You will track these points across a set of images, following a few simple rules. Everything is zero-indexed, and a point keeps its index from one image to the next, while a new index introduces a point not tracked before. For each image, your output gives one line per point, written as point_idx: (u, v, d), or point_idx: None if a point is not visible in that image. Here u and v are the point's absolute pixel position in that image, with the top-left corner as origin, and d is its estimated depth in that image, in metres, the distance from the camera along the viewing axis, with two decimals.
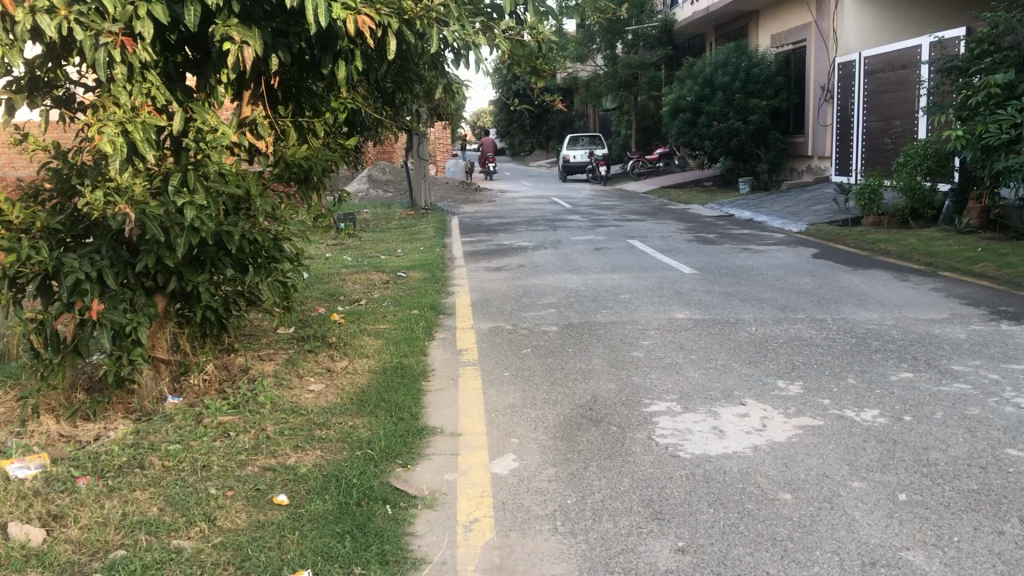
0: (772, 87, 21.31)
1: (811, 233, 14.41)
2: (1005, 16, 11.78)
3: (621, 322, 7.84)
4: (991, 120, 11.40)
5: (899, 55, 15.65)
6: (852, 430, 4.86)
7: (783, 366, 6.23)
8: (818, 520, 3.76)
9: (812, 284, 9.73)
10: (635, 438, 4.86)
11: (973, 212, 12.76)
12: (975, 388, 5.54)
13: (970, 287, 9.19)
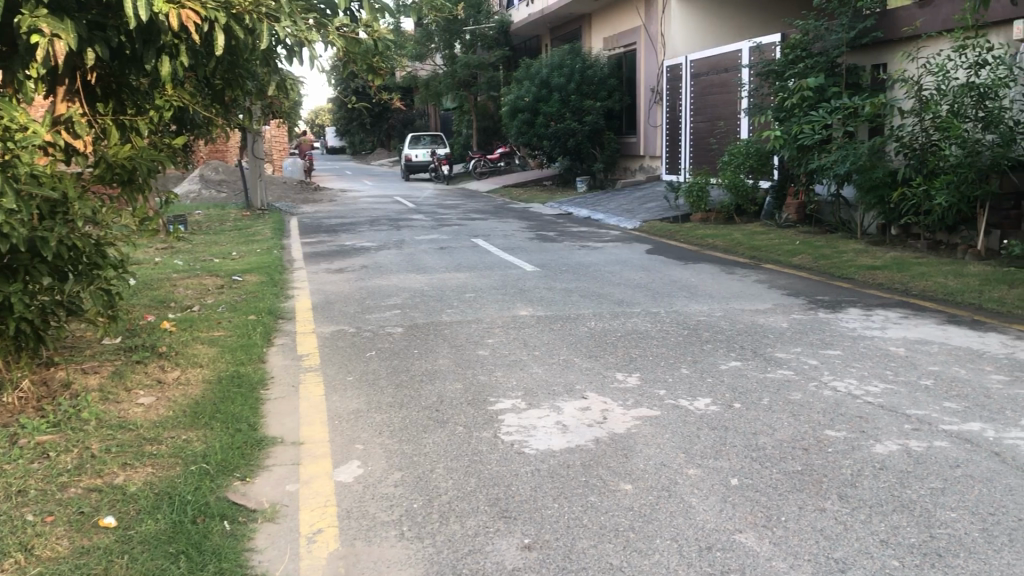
0: (606, 88, 21.93)
1: (645, 229, 14.94)
2: (815, 24, 12.65)
3: (464, 321, 7.86)
4: (806, 121, 12.19)
5: (721, 59, 16.45)
6: (686, 419, 5.05)
7: (622, 359, 6.41)
8: (658, 508, 3.88)
9: (648, 278, 10.08)
10: (481, 436, 4.87)
11: (791, 208, 13.56)
12: (797, 374, 5.90)
13: (790, 278, 9.77)
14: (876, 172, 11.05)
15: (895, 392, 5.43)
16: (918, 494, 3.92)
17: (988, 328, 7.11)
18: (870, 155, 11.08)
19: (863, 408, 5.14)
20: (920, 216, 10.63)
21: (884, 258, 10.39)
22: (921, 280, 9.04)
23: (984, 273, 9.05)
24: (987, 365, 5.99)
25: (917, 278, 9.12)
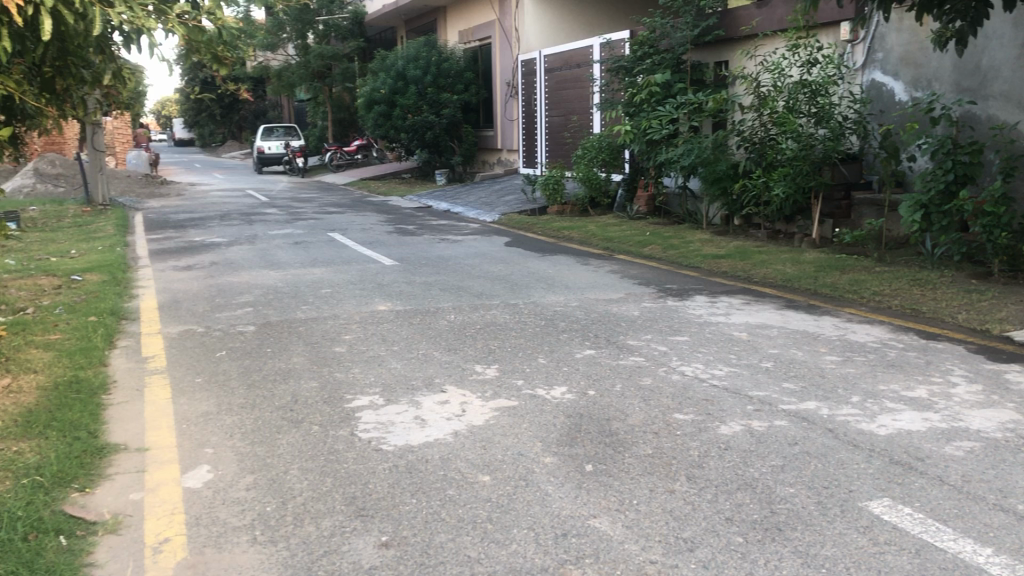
0: (461, 82, 21.97)
1: (503, 222, 15.06)
2: (661, 22, 13.10)
3: (321, 318, 7.70)
4: (653, 116, 12.57)
5: (573, 55, 16.76)
6: (543, 408, 5.13)
7: (480, 351, 6.44)
8: (516, 498, 3.92)
9: (506, 270, 10.17)
10: (337, 435, 4.79)
11: (642, 200, 13.99)
12: (648, 360, 6.09)
13: (642, 268, 10.07)
14: (720, 165, 11.55)
15: (739, 374, 5.69)
16: (760, 472, 4.12)
17: (823, 311, 7.55)
18: (714, 149, 11.56)
19: (709, 391, 5.36)
20: (761, 207, 11.16)
21: (728, 247, 10.87)
22: (762, 267, 9.50)
23: (818, 260, 9.59)
24: (822, 347, 6.37)
25: (758, 266, 9.57)
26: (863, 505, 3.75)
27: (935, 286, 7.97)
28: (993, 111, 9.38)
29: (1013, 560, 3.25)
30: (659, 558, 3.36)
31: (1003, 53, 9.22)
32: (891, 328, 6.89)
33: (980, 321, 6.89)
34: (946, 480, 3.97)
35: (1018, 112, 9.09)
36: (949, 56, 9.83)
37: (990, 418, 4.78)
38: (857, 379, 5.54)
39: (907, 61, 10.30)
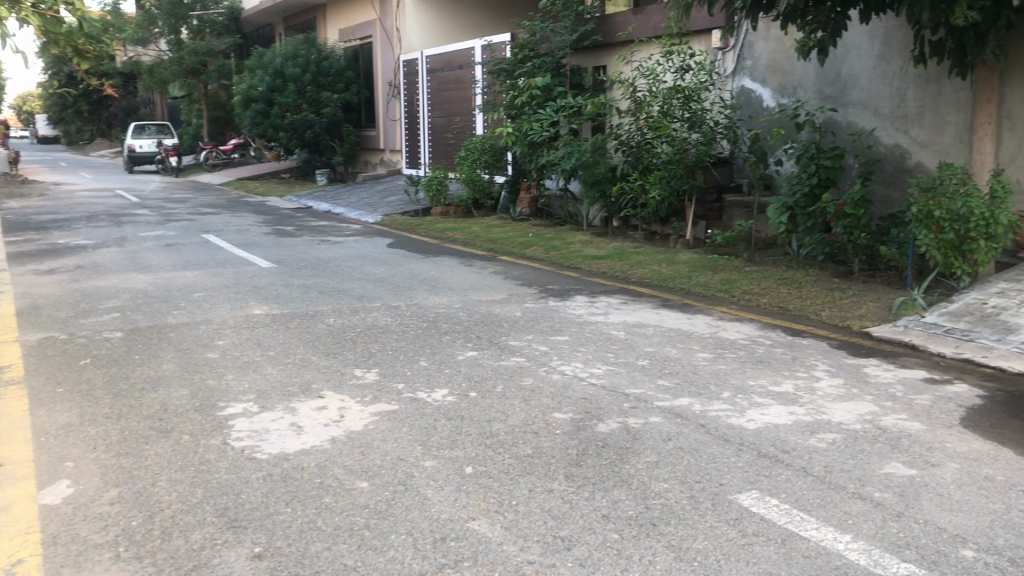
0: (342, 81, 21.65)
1: (385, 223, 14.91)
2: (541, 26, 13.25)
3: (193, 323, 7.43)
4: (534, 119, 12.71)
5: (455, 56, 16.76)
6: (423, 411, 5.09)
7: (360, 355, 6.35)
8: (394, 504, 3.87)
9: (387, 272, 10.07)
10: (208, 444, 4.62)
11: (524, 202, 14.10)
12: (529, 360, 6.14)
13: (524, 269, 10.15)
14: (598, 168, 11.76)
15: (616, 372, 5.80)
16: (635, 469, 4.20)
17: (696, 310, 7.78)
18: (593, 152, 11.77)
19: (588, 389, 5.44)
20: (638, 209, 11.42)
21: (607, 248, 11.07)
22: (639, 268, 9.71)
23: (692, 260, 9.88)
24: (695, 344, 6.56)
25: (636, 267, 9.78)
26: (733, 498, 3.87)
27: (801, 285, 8.32)
28: (852, 118, 9.87)
29: (870, 545, 3.42)
30: (537, 558, 3.38)
31: (861, 63, 9.72)
32: (760, 326, 7.15)
33: (841, 317, 7.23)
34: (810, 471, 4.15)
35: (875, 119, 9.60)
36: (812, 66, 10.30)
37: (850, 411, 5.02)
38: (728, 375, 5.73)
39: (774, 69, 10.73)
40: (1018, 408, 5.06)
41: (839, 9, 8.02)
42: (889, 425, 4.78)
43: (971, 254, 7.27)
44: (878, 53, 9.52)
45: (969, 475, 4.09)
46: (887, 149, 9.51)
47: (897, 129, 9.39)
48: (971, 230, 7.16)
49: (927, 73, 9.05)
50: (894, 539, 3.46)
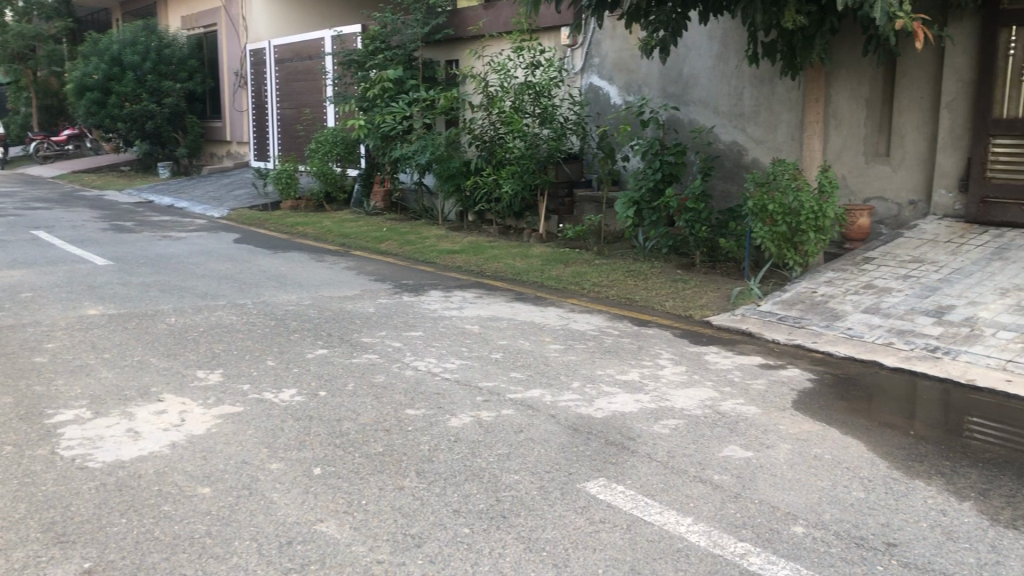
0: (185, 70, 20.76)
1: (232, 217, 14.40)
2: (392, 18, 13.10)
3: (20, 325, 6.93)
4: (387, 112, 12.57)
5: (304, 47, 16.35)
6: (271, 412, 4.94)
7: (204, 355, 6.09)
8: (238, 509, 3.74)
9: (234, 268, 9.73)
10: (34, 455, 4.32)
11: (378, 196, 13.97)
12: (381, 356, 6.06)
13: (376, 264, 10.02)
14: (452, 162, 11.76)
15: (469, 366, 5.81)
16: (486, 462, 4.22)
17: (548, 303, 7.89)
18: (446, 146, 11.76)
19: (441, 384, 5.42)
20: (492, 204, 11.48)
21: (462, 243, 11.08)
22: (493, 262, 9.77)
23: (545, 254, 10.02)
24: (547, 336, 6.65)
25: (489, 261, 9.83)
26: (582, 486, 3.95)
27: (647, 277, 8.58)
28: (693, 116, 10.27)
29: (710, 526, 3.55)
30: (385, 557, 3.34)
31: (701, 63, 10.11)
32: (609, 317, 7.33)
33: (685, 307, 7.50)
34: (654, 457, 4.27)
35: (715, 117, 10.02)
36: (656, 65, 10.64)
37: (692, 397, 5.21)
38: (577, 365, 5.84)
39: (620, 67, 11.03)
40: (844, 389, 5.39)
41: (680, 10, 8.30)
42: (728, 410, 4.99)
43: (802, 246, 7.70)
44: (717, 53, 9.93)
45: (800, 455, 4.32)
46: (726, 146, 9.95)
47: (735, 127, 9.84)
48: (801, 223, 7.58)
49: (760, 74, 9.52)
50: (732, 520, 3.61)
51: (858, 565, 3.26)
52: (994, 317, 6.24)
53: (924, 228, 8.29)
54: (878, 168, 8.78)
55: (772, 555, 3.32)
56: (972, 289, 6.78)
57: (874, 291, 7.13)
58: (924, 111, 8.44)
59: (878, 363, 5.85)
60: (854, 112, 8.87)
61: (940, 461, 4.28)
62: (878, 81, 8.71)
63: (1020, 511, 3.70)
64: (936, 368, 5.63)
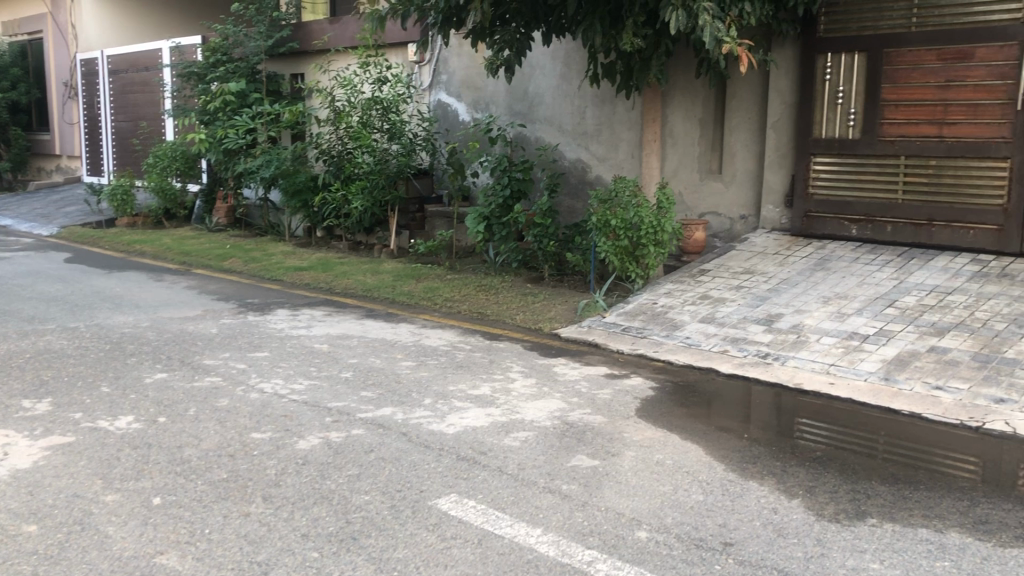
0: (8, 79, 19.43)
1: (62, 235, 13.58)
2: (234, 29, 12.69)
3: None
4: (230, 126, 12.21)
5: (140, 57, 15.65)
6: (105, 442, 4.68)
7: (30, 384, 5.71)
8: (68, 546, 3.53)
9: (64, 289, 9.18)
10: None
11: (221, 211, 13.43)
12: (225, 379, 5.86)
13: (220, 283, 9.70)
14: (298, 177, 11.55)
15: (317, 387, 5.70)
16: (336, 483, 4.16)
17: (399, 319, 7.85)
18: (292, 161, 11.55)
19: (288, 406, 5.30)
20: (340, 219, 11.31)
21: (309, 259, 10.89)
22: (342, 279, 9.64)
23: (395, 270, 9.97)
24: (398, 353, 6.61)
25: (338, 277, 9.69)
26: (433, 503, 3.95)
27: (497, 291, 8.68)
28: (539, 133, 10.50)
29: (559, 536, 3.63)
30: None
31: (545, 82, 10.35)
32: (460, 331, 7.38)
33: (534, 320, 7.63)
34: (504, 470, 4.33)
35: (560, 134, 10.28)
36: (502, 83, 10.81)
37: (541, 409, 5.31)
38: (429, 382, 5.84)
39: (467, 84, 11.16)
40: (685, 396, 5.63)
41: (524, 30, 8.47)
42: (576, 420, 5.12)
43: (643, 259, 8.00)
44: (560, 73, 10.19)
45: (643, 461, 4.49)
46: (571, 162, 10.23)
47: (579, 145, 10.13)
48: (642, 237, 7.87)
49: (601, 93, 9.84)
50: (580, 528, 3.70)
51: (697, 565, 3.40)
52: (818, 324, 6.67)
53: (754, 241, 8.76)
54: (712, 184, 9.25)
55: (617, 561, 3.43)
56: (798, 298, 7.23)
57: (710, 301, 7.48)
58: (752, 131, 8.97)
59: (714, 369, 6.15)
60: (689, 131, 9.31)
61: (771, 461, 4.54)
62: (710, 102, 9.20)
63: (842, 504, 3.97)
64: (767, 374, 5.96)
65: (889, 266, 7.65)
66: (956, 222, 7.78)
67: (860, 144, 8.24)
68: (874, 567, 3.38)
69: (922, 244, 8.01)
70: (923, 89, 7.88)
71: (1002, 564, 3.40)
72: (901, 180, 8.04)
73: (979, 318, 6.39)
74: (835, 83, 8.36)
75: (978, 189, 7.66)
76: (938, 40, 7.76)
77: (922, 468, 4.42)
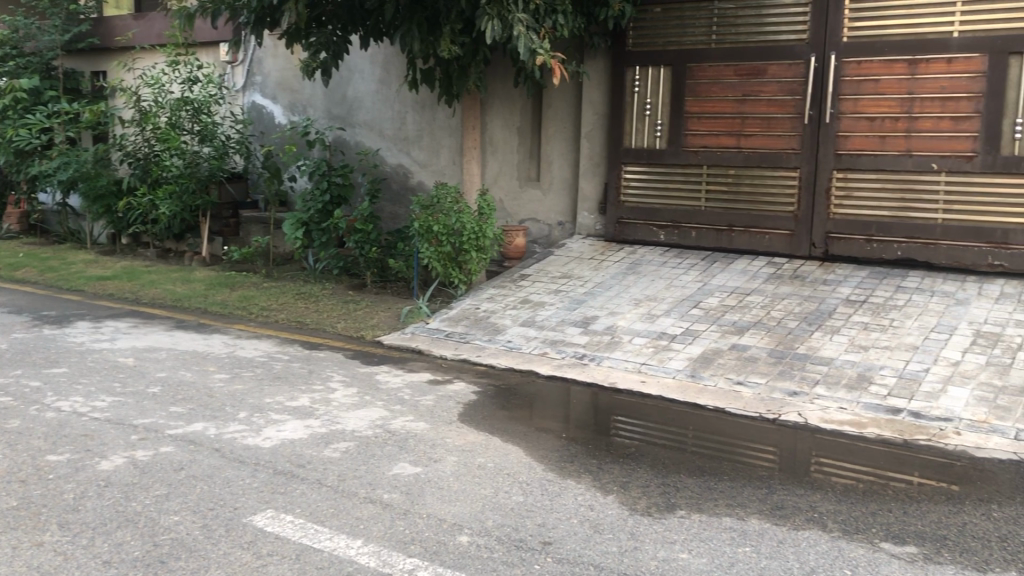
0: None
1: None
2: (25, 21, 11.72)
3: None
4: (20, 125, 11.28)
5: None
6: None
7: None
8: None
9: None
10: None
11: (13, 218, 12.55)
12: (16, 399, 5.41)
13: (11, 294, 8.96)
14: (100, 180, 10.85)
15: (122, 404, 5.36)
16: (142, 505, 3.93)
17: (212, 330, 7.52)
18: (94, 163, 10.86)
19: (88, 425, 4.95)
20: (147, 225, 10.73)
21: (113, 268, 10.26)
22: (150, 288, 9.14)
23: (208, 278, 9.56)
24: (210, 366, 6.34)
25: (145, 287, 9.18)
26: (248, 520, 3.80)
27: (317, 299, 8.50)
28: (359, 138, 10.38)
29: (379, 547, 3.58)
30: None
31: (364, 86, 10.24)
32: (277, 341, 7.16)
33: (355, 328, 7.52)
34: (324, 482, 4.23)
35: (379, 139, 10.21)
36: (319, 85, 10.60)
37: (362, 418, 5.23)
38: (244, 395, 5.62)
39: (283, 87, 10.87)
40: (506, 399, 5.71)
41: (341, 33, 8.33)
42: (398, 428, 5.08)
43: (466, 265, 8.06)
44: (379, 77, 10.11)
45: (465, 466, 4.51)
46: (392, 168, 10.18)
47: (399, 150, 10.09)
48: (463, 243, 7.91)
49: (420, 100, 9.84)
50: (400, 537, 3.67)
51: (517, 566, 3.45)
52: (630, 325, 6.95)
53: (571, 246, 9.03)
54: (531, 191, 9.52)
55: (439, 568, 3.42)
56: (612, 300, 7.50)
57: (530, 305, 7.63)
58: (567, 140, 9.28)
59: (535, 372, 6.27)
60: (508, 138, 9.57)
61: (588, 459, 4.68)
62: (527, 110, 9.48)
63: (653, 498, 4.15)
64: (584, 374, 6.15)
65: (694, 269, 8.08)
66: (753, 228, 8.30)
67: (666, 154, 8.66)
68: (682, 557, 3.54)
69: (724, 249, 8.49)
70: (722, 103, 8.37)
71: (795, 545, 3.65)
72: (704, 188, 8.50)
73: (774, 316, 6.85)
74: (643, 95, 8.75)
75: (772, 198, 8.20)
76: (734, 56, 8.27)
77: (727, 459, 4.68)
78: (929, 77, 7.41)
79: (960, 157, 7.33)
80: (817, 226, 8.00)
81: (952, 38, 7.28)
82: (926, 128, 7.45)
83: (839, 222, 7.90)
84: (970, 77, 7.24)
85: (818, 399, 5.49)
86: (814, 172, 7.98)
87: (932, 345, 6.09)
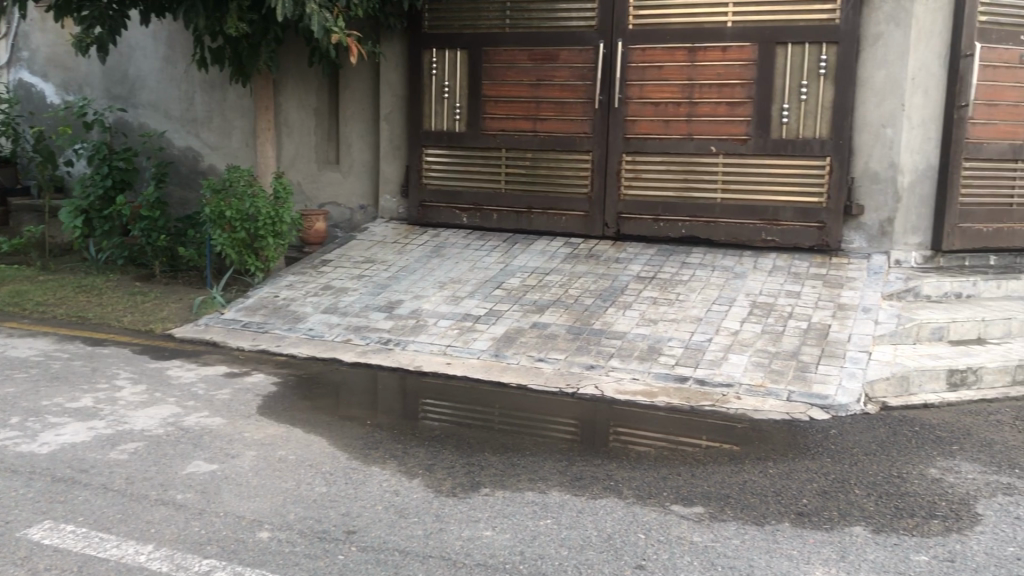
0: None
1: None
2: None
3: None
4: None
5: None
6: None
7: None
8: None
9: None
10: None
11: None
12: None
13: None
14: None
15: None
16: None
17: None
18: None
19: None
20: None
21: None
22: None
23: None
24: None
25: None
26: (21, 534, 3.50)
27: (100, 292, 7.94)
28: (142, 119, 9.76)
29: (172, 550, 3.41)
30: None
31: (146, 64, 9.65)
32: (55, 339, 6.65)
33: (143, 322, 7.09)
34: (109, 487, 3.97)
35: (165, 121, 9.66)
36: (95, 62, 9.88)
37: (152, 416, 4.95)
38: (17, 398, 5.18)
39: (54, 63, 10.05)
40: (308, 388, 5.57)
41: (117, 7, 7.78)
42: (191, 425, 4.84)
43: (262, 252, 7.78)
44: (162, 55, 9.55)
45: (264, 459, 4.37)
46: (180, 151, 9.66)
47: (187, 132, 9.60)
48: (258, 229, 7.63)
49: (209, 79, 9.39)
50: (195, 539, 3.50)
51: (320, 558, 3.38)
52: (434, 307, 6.96)
53: (373, 230, 8.92)
54: (330, 174, 9.35)
55: (237, 567, 3.29)
56: (416, 284, 7.48)
57: (331, 291, 7.48)
58: (366, 122, 9.18)
59: (337, 360, 6.16)
60: (305, 120, 9.35)
61: (392, 444, 4.65)
62: (323, 91, 9.29)
63: (458, 478, 4.18)
64: (388, 359, 6.10)
65: (495, 251, 8.20)
66: (550, 210, 8.51)
67: (465, 137, 8.72)
68: (486, 535, 3.59)
69: (523, 230, 8.66)
70: (517, 87, 8.52)
71: (593, 514, 3.79)
72: (503, 171, 8.63)
73: (572, 294, 7.08)
74: (440, 78, 8.76)
75: (567, 180, 8.44)
76: (528, 41, 8.43)
77: (529, 435, 4.79)
78: (707, 65, 7.85)
79: (735, 140, 7.83)
80: (609, 207, 8.32)
81: (726, 28, 7.74)
82: (705, 112, 7.90)
83: (629, 203, 8.24)
84: (742, 65, 7.74)
85: (613, 371, 5.74)
86: (605, 155, 8.29)
87: (714, 316, 6.49)
